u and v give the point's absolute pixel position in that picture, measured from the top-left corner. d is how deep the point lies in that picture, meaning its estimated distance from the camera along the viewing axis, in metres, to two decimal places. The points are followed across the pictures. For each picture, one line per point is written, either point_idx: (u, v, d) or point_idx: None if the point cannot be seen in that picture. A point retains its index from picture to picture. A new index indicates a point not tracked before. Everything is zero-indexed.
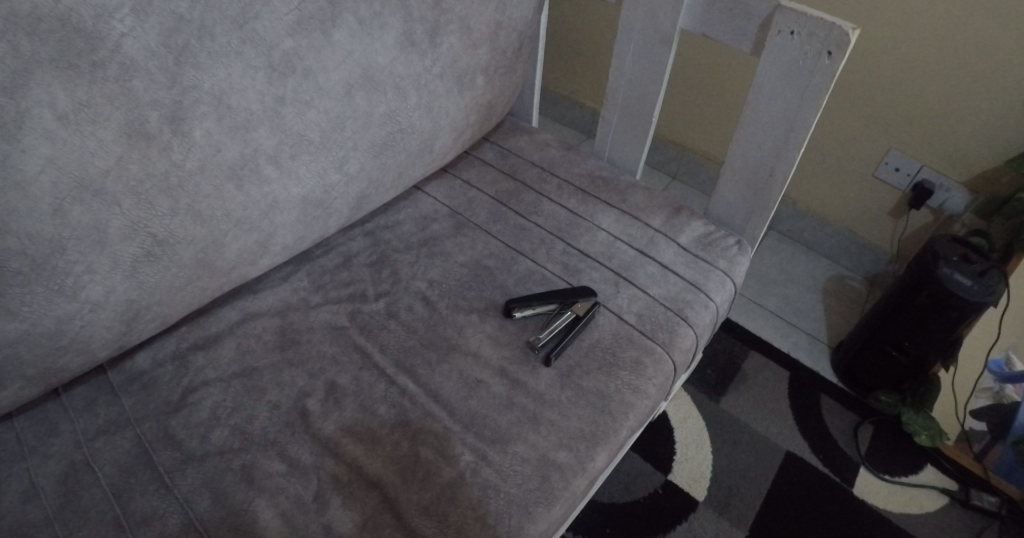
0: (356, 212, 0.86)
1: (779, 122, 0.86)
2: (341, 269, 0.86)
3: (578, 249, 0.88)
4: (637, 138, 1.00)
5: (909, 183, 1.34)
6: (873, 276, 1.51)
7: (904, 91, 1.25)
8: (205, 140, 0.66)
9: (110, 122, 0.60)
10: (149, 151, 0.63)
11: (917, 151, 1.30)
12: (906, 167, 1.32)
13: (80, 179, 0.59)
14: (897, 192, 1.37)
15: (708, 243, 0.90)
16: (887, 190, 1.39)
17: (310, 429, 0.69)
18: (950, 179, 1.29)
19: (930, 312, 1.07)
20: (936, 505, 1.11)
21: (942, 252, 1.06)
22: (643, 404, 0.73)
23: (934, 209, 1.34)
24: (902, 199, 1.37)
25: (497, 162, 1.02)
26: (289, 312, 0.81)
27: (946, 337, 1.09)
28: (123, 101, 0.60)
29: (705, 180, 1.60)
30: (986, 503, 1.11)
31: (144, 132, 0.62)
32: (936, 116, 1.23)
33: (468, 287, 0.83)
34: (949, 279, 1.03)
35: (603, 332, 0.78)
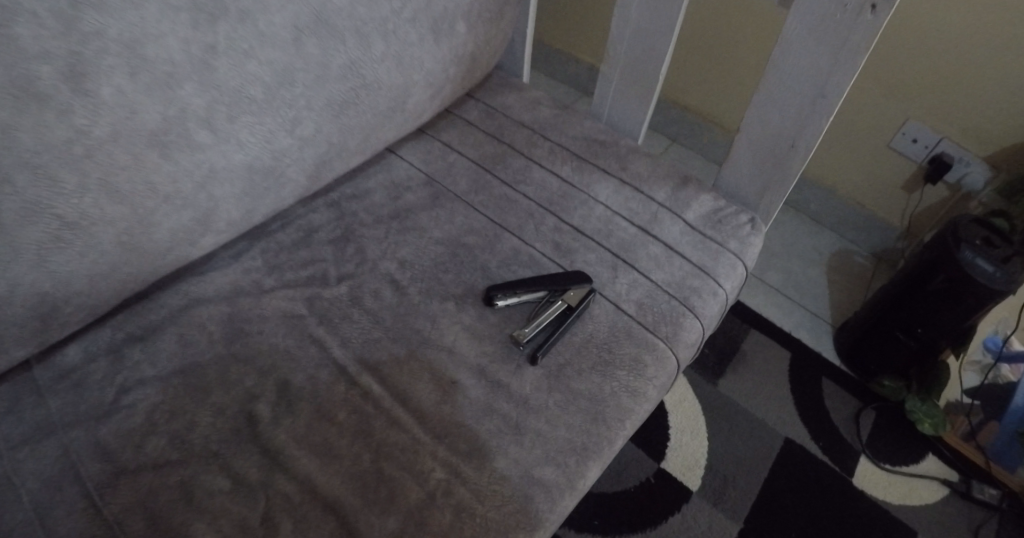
0: (317, 182, 0.75)
1: (809, 85, 0.74)
2: (300, 246, 0.75)
3: (570, 226, 0.78)
4: (641, 100, 0.88)
5: (927, 155, 1.23)
6: (880, 253, 1.41)
7: (929, 55, 1.12)
8: (117, 99, 0.54)
9: None
10: (46, 116, 0.51)
11: (938, 120, 1.18)
12: (925, 137, 1.21)
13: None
14: (913, 164, 1.26)
15: (717, 220, 0.80)
16: (901, 162, 1.27)
17: (259, 439, 0.61)
18: (973, 151, 1.17)
19: (945, 300, 0.98)
20: (937, 497, 1.06)
21: (963, 234, 0.97)
22: (641, 409, 0.64)
23: (951, 184, 1.23)
24: (917, 172, 1.26)
25: (481, 122, 0.89)
26: (238, 298, 0.71)
27: (959, 326, 1.00)
28: (5, 53, 0.48)
29: (706, 144, 1.49)
30: (987, 496, 1.05)
31: (38, 90, 0.50)
32: (963, 84, 1.11)
33: (444, 269, 0.73)
34: (970, 264, 0.93)
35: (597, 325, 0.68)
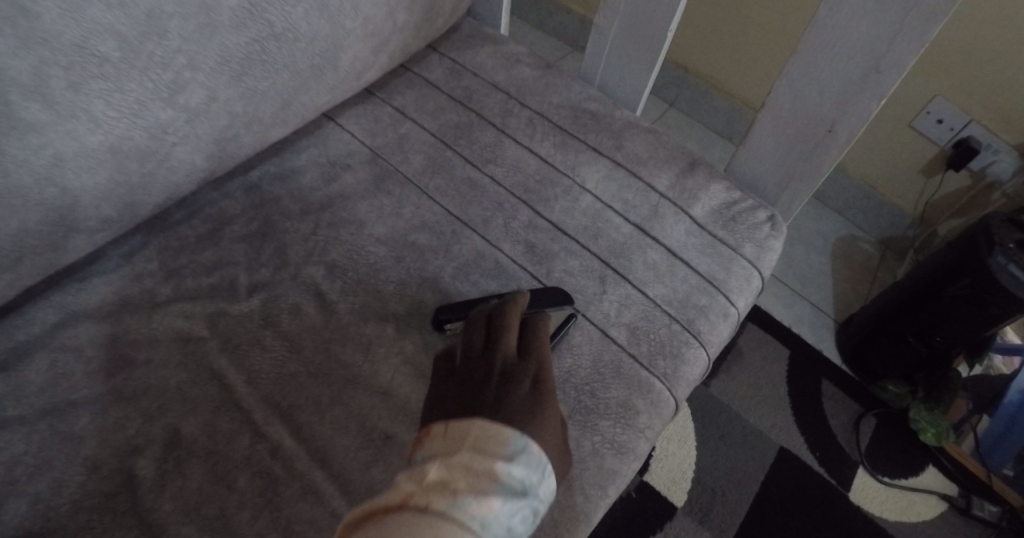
0: (224, 164, 0.59)
1: (858, 54, 0.58)
2: (204, 245, 0.59)
3: (548, 221, 0.62)
4: (642, 61, 0.70)
5: (951, 139, 1.06)
6: (888, 239, 1.25)
7: (968, 21, 0.93)
8: None
9: None
10: None
11: (970, 99, 1.00)
12: (950, 118, 1.03)
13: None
14: (934, 147, 1.09)
15: (730, 216, 0.65)
16: (921, 144, 1.10)
17: (138, 509, 0.47)
18: (1005, 135, 1.00)
19: (968, 307, 0.85)
20: (934, 513, 0.96)
21: (997, 235, 0.81)
22: (627, 469, 0.51)
23: (975, 173, 1.06)
24: (939, 156, 1.09)
25: (444, 82, 0.72)
26: (124, 313, 0.56)
27: (980, 337, 0.87)
28: None
29: (706, 110, 1.31)
30: (986, 513, 0.95)
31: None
32: (1005, 57, 0.93)
33: (385, 279, 0.58)
34: (999, 271, 0.79)
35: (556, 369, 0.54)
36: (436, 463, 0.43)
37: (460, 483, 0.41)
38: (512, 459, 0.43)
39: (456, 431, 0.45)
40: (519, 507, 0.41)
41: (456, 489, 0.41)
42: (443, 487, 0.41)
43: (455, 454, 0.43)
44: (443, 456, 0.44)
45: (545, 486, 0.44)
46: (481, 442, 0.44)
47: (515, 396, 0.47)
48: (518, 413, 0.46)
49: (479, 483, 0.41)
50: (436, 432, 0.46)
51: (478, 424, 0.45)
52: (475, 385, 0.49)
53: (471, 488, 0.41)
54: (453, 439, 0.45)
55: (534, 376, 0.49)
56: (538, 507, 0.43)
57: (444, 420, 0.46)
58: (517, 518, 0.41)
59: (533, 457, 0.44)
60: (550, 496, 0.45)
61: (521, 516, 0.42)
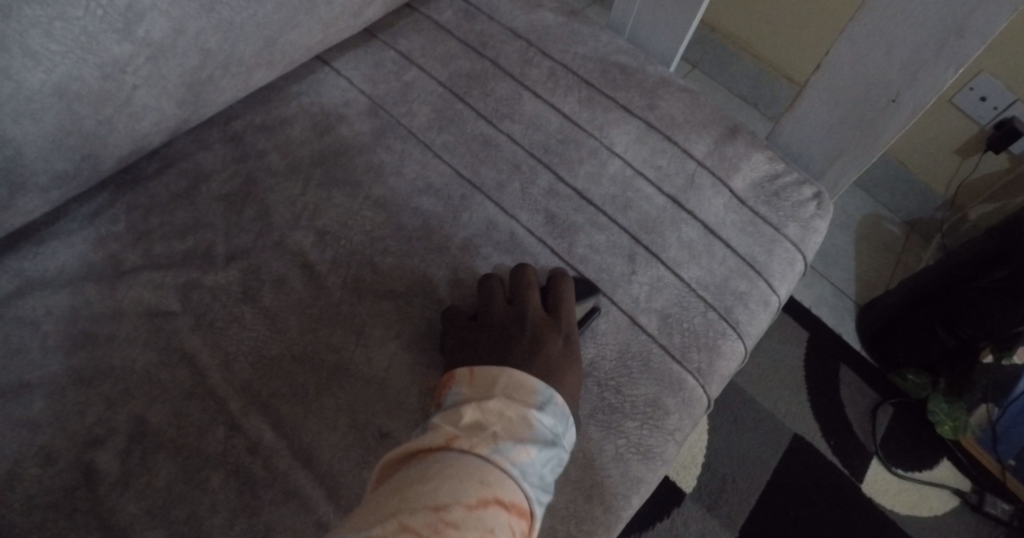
0: (199, 113, 0.51)
1: (939, 11, 0.49)
2: (178, 205, 0.52)
3: (570, 188, 0.55)
4: (680, 9, 0.61)
5: (993, 118, 0.97)
6: (914, 221, 1.16)
7: None
8: None
9: None
10: None
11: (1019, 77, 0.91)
12: (995, 96, 0.94)
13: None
14: (974, 126, 1.00)
15: (773, 191, 0.57)
16: (959, 123, 1.01)
17: (96, 509, 0.41)
18: None
19: (1002, 302, 0.79)
20: (948, 508, 0.92)
21: None
22: (654, 476, 0.45)
23: (1016, 156, 0.98)
24: (977, 137, 1.01)
25: (455, 25, 0.63)
26: (84, 281, 0.49)
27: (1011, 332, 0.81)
28: None
29: (733, 73, 1.21)
30: (998, 510, 0.90)
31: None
32: None
33: (385, 250, 0.51)
34: None
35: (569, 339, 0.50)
36: (469, 407, 0.40)
37: (497, 427, 0.39)
38: (544, 409, 0.41)
39: (484, 378, 0.42)
40: (553, 456, 0.39)
41: (494, 433, 0.38)
42: (481, 430, 0.38)
43: (488, 400, 0.41)
44: (476, 400, 0.41)
45: (569, 437, 0.42)
46: (513, 391, 0.41)
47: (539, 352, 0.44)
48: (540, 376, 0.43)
49: (515, 429, 0.39)
50: (462, 376, 0.43)
51: (508, 372, 0.42)
52: (499, 333, 0.46)
53: (509, 433, 0.38)
54: (484, 384, 0.42)
55: (565, 335, 0.46)
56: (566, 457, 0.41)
57: (469, 363, 0.43)
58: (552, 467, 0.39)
59: (558, 407, 0.42)
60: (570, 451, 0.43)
61: (553, 465, 0.39)
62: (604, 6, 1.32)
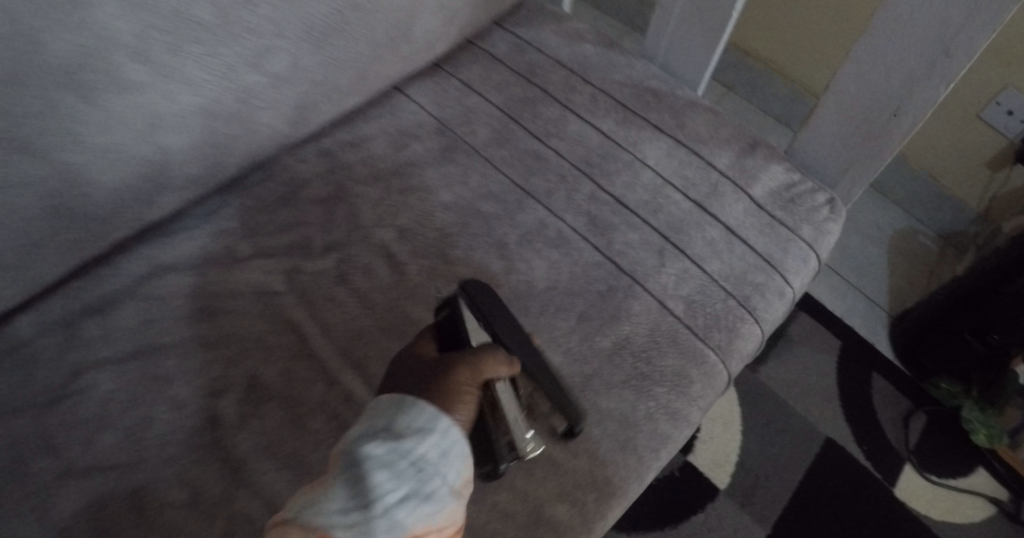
0: (301, 130, 0.62)
1: (930, 37, 0.57)
2: (282, 206, 0.63)
3: (609, 195, 0.64)
4: (708, 41, 0.70)
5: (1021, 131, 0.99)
6: (949, 234, 1.19)
7: None
8: (8, 27, 0.40)
9: None
10: None
11: None
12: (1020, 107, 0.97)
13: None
14: (1002, 139, 1.03)
15: (789, 198, 0.65)
16: (988, 136, 1.04)
17: (221, 444, 0.52)
18: None
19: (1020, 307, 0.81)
20: (984, 515, 0.93)
21: None
22: (681, 434, 0.53)
23: None
24: (1006, 149, 1.04)
25: (509, 57, 0.73)
26: (208, 267, 0.60)
27: None
28: None
29: (766, 95, 1.28)
30: None
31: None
32: None
33: (454, 243, 0.61)
34: None
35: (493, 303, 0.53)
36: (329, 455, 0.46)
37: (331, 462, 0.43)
38: (375, 422, 0.44)
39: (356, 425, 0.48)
40: (375, 458, 0.41)
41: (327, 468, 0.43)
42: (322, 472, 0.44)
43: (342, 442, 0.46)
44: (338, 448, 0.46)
45: (409, 427, 0.43)
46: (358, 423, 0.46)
47: (399, 377, 0.49)
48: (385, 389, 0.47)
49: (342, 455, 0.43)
50: None
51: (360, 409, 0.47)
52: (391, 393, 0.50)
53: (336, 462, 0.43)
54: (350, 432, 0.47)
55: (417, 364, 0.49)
56: (406, 445, 0.42)
57: None
58: (374, 471, 0.41)
59: (388, 409, 0.45)
60: (433, 431, 0.44)
61: (382, 466, 0.41)
62: (638, 36, 1.42)
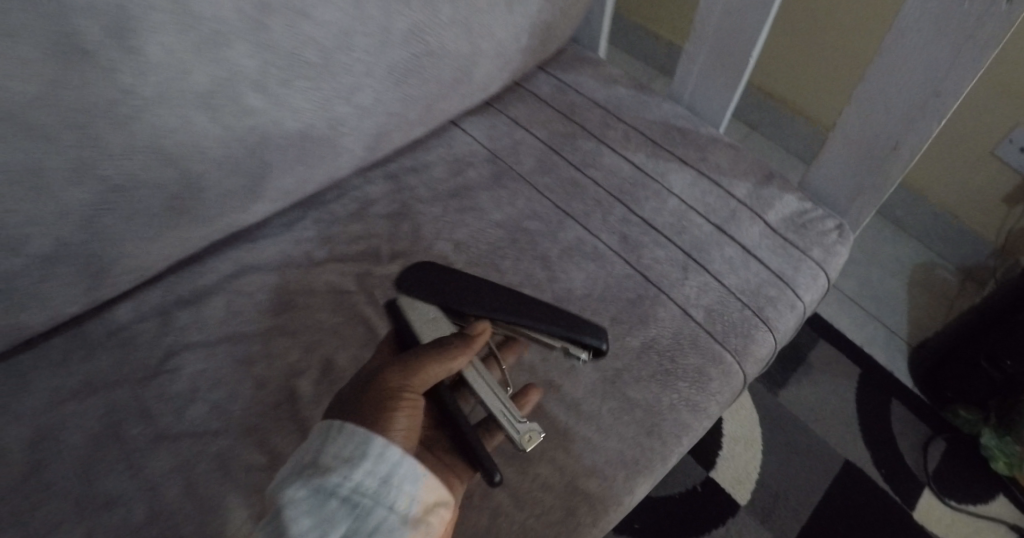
0: (374, 155, 0.71)
1: (921, 84, 0.65)
2: (354, 220, 0.72)
3: (639, 218, 0.72)
4: (729, 86, 0.80)
5: None
6: (969, 268, 1.23)
7: None
8: (165, 59, 0.49)
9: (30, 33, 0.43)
10: (89, 74, 0.46)
11: None
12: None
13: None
14: (1018, 176, 1.07)
15: (801, 224, 0.73)
16: (1003, 173, 1.09)
17: (298, 416, 0.60)
18: None
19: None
20: None
21: None
22: (700, 425, 0.60)
23: None
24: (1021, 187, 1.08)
25: (552, 98, 0.83)
26: (288, 269, 0.69)
27: None
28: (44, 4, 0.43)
29: (789, 135, 1.36)
30: None
31: (78, 47, 0.45)
32: None
33: (503, 255, 0.69)
34: None
35: (444, 280, 0.62)
36: None
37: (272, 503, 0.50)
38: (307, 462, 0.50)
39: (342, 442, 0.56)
40: (309, 500, 0.48)
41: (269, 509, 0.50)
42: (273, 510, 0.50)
43: None
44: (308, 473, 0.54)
45: (342, 465, 0.49)
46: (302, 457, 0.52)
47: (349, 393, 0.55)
48: (338, 398, 0.55)
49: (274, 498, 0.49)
50: None
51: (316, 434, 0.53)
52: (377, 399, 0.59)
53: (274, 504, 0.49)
54: None
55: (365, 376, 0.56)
56: (334, 483, 0.48)
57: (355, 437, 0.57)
58: (308, 514, 0.47)
59: (321, 444, 0.50)
60: (363, 466, 0.49)
61: (319, 507, 0.48)
62: (666, 81, 1.53)
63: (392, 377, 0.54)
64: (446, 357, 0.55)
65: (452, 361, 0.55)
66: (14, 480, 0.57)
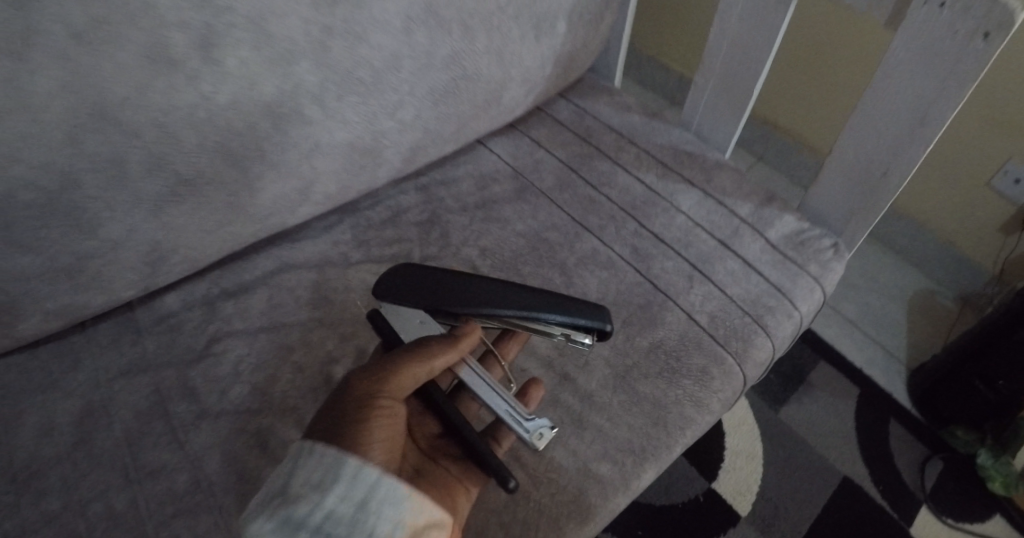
0: (408, 167, 0.78)
1: (907, 117, 0.71)
2: (387, 225, 0.78)
3: (650, 232, 0.78)
4: (735, 116, 0.87)
5: None
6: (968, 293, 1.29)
7: None
8: (240, 71, 0.56)
9: (131, 43, 0.50)
10: (176, 80, 0.53)
11: None
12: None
13: (83, 98, 0.50)
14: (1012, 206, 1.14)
15: (799, 243, 0.78)
16: (998, 204, 1.15)
17: None
18: None
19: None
20: None
21: None
22: (702, 419, 0.65)
23: None
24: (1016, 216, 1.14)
25: (571, 122, 0.90)
26: (326, 267, 0.74)
27: None
28: (145, 19, 0.50)
29: (792, 164, 1.43)
30: None
31: (169, 57, 0.52)
32: None
33: (523, 261, 0.75)
34: None
35: (438, 286, 0.65)
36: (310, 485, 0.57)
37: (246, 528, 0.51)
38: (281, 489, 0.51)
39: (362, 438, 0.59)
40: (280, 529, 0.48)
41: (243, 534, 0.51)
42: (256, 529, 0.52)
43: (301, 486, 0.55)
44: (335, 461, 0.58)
45: (315, 491, 0.50)
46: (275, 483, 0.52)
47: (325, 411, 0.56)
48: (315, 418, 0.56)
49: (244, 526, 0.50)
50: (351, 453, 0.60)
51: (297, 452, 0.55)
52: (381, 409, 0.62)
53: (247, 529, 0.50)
54: None
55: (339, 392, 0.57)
56: (307, 511, 0.49)
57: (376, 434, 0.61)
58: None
59: (294, 470, 0.51)
60: (337, 491, 0.50)
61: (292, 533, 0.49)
62: (676, 111, 1.61)
63: (365, 390, 0.56)
64: (408, 362, 0.57)
65: (414, 364, 0.58)
66: (66, 448, 0.62)
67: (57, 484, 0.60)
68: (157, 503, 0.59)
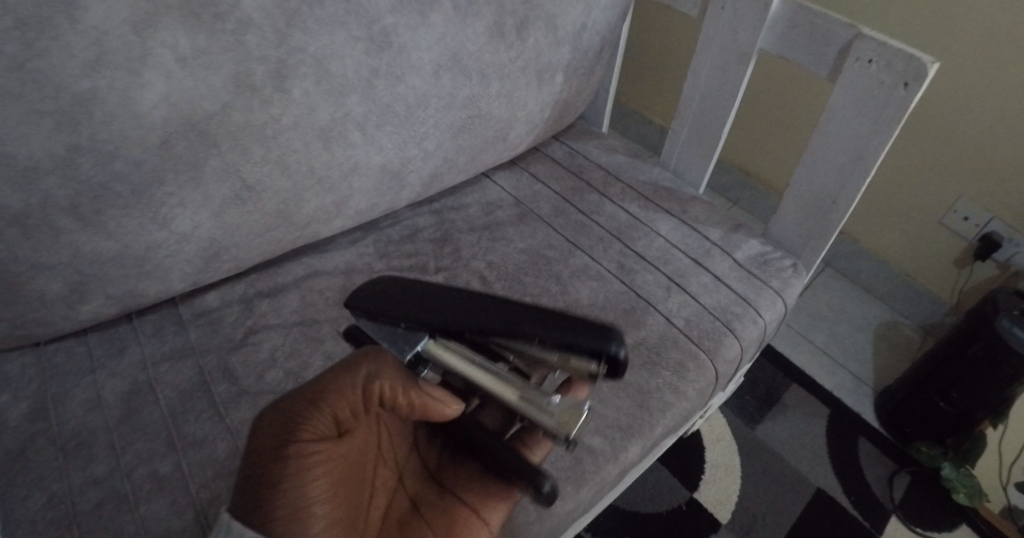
0: (426, 192, 0.90)
1: (847, 157, 0.86)
2: (405, 242, 0.89)
3: (634, 252, 0.90)
4: (706, 157, 1.01)
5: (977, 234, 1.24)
6: (928, 326, 1.41)
7: (973, 138, 1.16)
8: (303, 99, 0.68)
9: (222, 70, 0.62)
10: (251, 102, 0.65)
11: (988, 202, 1.20)
12: (975, 217, 1.23)
13: (179, 110, 0.61)
14: (962, 242, 1.28)
15: (762, 262, 0.91)
16: (952, 240, 1.29)
17: None
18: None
19: (986, 368, 0.99)
20: None
21: (1003, 304, 0.98)
22: (681, 405, 0.74)
23: (1001, 263, 1.24)
24: (966, 250, 1.28)
25: (565, 161, 1.04)
26: (352, 274, 0.85)
27: (990, 397, 1.01)
28: (235, 53, 0.63)
29: (762, 208, 1.58)
30: None
31: (249, 84, 0.64)
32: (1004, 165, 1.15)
33: (525, 272, 0.86)
34: (1006, 333, 0.95)
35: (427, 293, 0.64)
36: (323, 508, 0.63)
37: None
38: None
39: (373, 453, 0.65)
40: None
41: None
42: None
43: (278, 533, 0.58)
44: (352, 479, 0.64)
45: None
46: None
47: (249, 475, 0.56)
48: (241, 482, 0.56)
49: None
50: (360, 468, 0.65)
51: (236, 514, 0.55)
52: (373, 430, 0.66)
53: None
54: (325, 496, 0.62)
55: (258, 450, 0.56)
56: None
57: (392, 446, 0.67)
58: None
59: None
60: None
61: None
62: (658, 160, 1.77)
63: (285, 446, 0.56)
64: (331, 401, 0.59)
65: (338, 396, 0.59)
66: (116, 420, 0.69)
67: (108, 448, 0.67)
68: (199, 466, 0.66)
